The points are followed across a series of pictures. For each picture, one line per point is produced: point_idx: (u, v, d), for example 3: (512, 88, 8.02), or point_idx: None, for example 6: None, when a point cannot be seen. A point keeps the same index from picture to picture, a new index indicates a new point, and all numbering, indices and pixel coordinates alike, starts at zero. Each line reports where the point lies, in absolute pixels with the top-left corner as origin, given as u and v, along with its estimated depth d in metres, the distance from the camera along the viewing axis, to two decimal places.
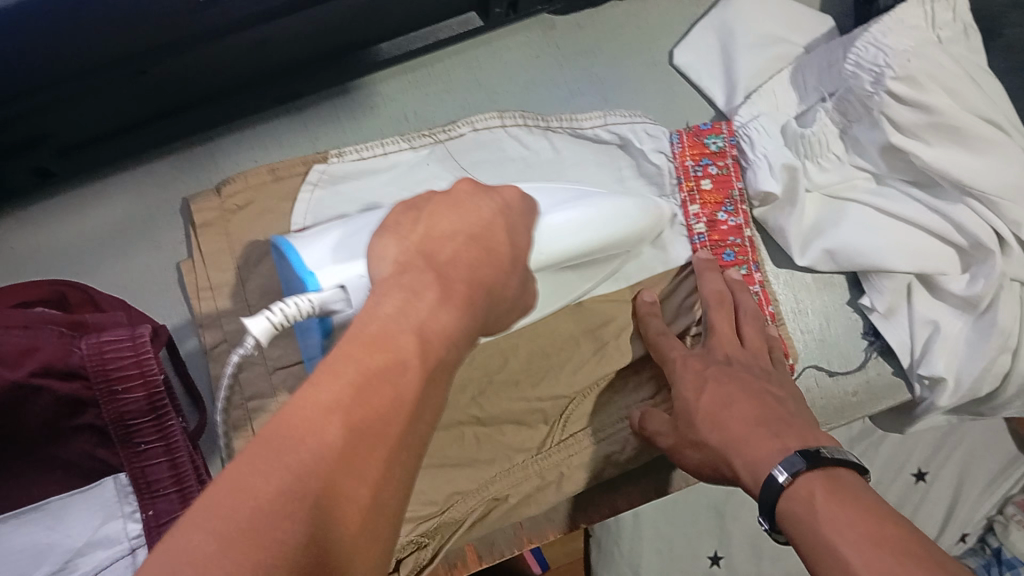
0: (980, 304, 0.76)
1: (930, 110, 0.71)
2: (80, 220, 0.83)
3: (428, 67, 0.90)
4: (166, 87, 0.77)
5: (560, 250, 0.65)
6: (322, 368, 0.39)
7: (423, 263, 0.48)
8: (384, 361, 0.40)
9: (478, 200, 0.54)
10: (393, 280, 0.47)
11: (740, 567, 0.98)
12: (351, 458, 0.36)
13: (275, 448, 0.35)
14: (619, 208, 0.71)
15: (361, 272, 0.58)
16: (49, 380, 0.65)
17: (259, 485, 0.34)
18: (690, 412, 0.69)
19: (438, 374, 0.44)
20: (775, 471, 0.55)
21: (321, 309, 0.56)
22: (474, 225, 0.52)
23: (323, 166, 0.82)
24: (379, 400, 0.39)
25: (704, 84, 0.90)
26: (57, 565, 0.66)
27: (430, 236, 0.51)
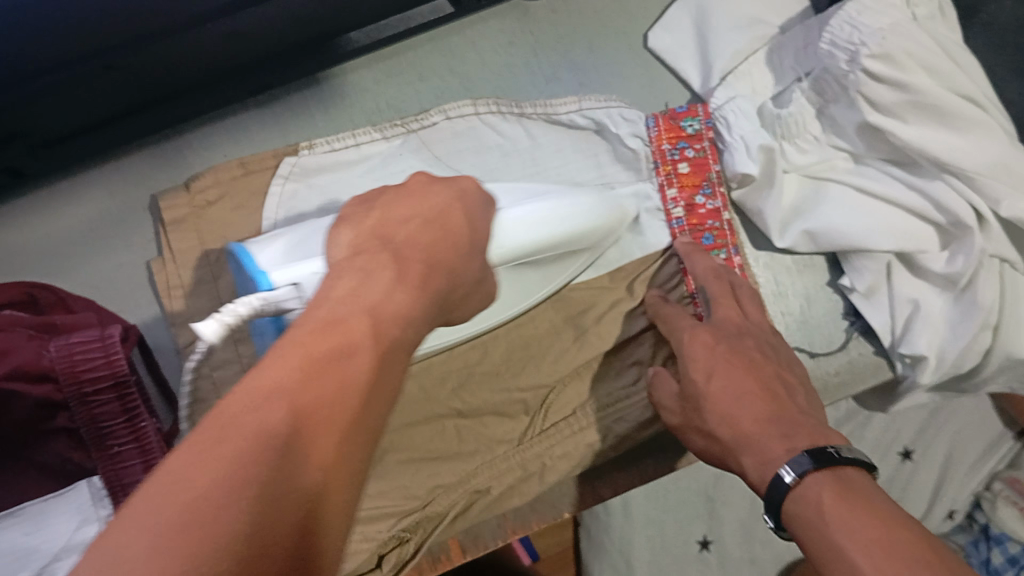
0: (960, 282, 0.75)
1: (906, 87, 0.71)
2: (49, 220, 0.82)
3: (400, 57, 0.89)
4: (134, 84, 0.76)
5: (516, 248, 0.64)
6: (268, 355, 0.38)
7: (379, 246, 0.49)
8: (330, 346, 0.39)
9: (433, 188, 0.55)
10: (346, 262, 0.47)
11: (730, 552, 0.98)
12: (295, 437, 0.34)
13: (211, 435, 0.33)
14: (586, 205, 0.71)
15: (314, 269, 0.56)
16: (20, 384, 0.64)
17: (194, 474, 0.31)
18: (699, 397, 0.66)
19: (395, 358, 0.43)
20: (782, 471, 0.53)
21: (275, 308, 0.54)
22: (440, 216, 0.53)
23: (294, 159, 0.81)
24: (325, 384, 0.37)
25: (680, 66, 0.89)
26: (35, 570, 0.63)
27: (386, 221, 0.52)
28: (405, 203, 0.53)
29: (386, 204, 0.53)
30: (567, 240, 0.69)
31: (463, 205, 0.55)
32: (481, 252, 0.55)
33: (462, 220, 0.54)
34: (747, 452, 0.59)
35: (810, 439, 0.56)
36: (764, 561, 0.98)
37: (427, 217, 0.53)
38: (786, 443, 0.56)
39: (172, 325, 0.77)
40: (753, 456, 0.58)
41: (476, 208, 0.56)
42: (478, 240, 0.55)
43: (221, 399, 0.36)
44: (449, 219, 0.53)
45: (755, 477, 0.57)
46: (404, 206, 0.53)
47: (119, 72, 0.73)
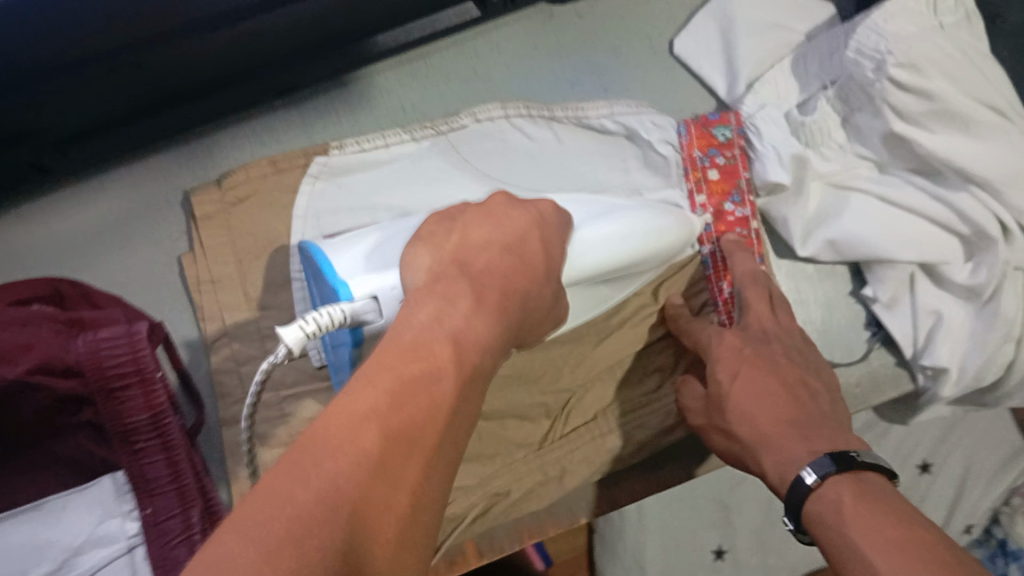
0: (984, 294, 0.75)
1: (932, 96, 0.70)
2: (77, 214, 0.83)
3: (425, 60, 0.90)
4: (162, 80, 0.77)
5: (588, 264, 0.64)
6: (359, 372, 0.40)
7: (458, 273, 0.49)
8: (418, 370, 0.41)
9: (511, 211, 0.54)
10: (425, 289, 0.47)
11: (743, 559, 0.98)
12: (387, 460, 0.37)
13: (308, 454, 0.36)
14: (648, 222, 0.69)
15: (393, 282, 0.55)
16: (45, 377, 0.65)
17: (297, 491, 0.34)
18: (722, 398, 0.66)
19: (475, 381, 0.44)
20: (804, 473, 0.53)
21: (353, 319, 0.53)
22: (513, 240, 0.52)
23: (323, 158, 0.81)
24: (414, 408, 0.39)
25: (704, 73, 0.89)
26: (57, 564, 0.65)
27: (465, 246, 0.51)
28: (481, 228, 0.52)
29: (466, 225, 0.52)
30: (636, 256, 0.68)
31: (539, 232, 0.55)
32: (548, 281, 0.54)
33: (535, 247, 0.54)
34: (763, 450, 0.60)
35: (828, 441, 0.56)
36: (777, 569, 0.99)
37: (505, 242, 0.52)
38: (805, 444, 0.57)
39: (199, 319, 0.78)
40: (770, 457, 0.59)
41: (549, 235, 0.56)
42: (549, 268, 0.54)
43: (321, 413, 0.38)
44: (525, 245, 0.53)
45: (771, 476, 0.58)
46: (480, 230, 0.52)
47: (143, 71, 0.74)
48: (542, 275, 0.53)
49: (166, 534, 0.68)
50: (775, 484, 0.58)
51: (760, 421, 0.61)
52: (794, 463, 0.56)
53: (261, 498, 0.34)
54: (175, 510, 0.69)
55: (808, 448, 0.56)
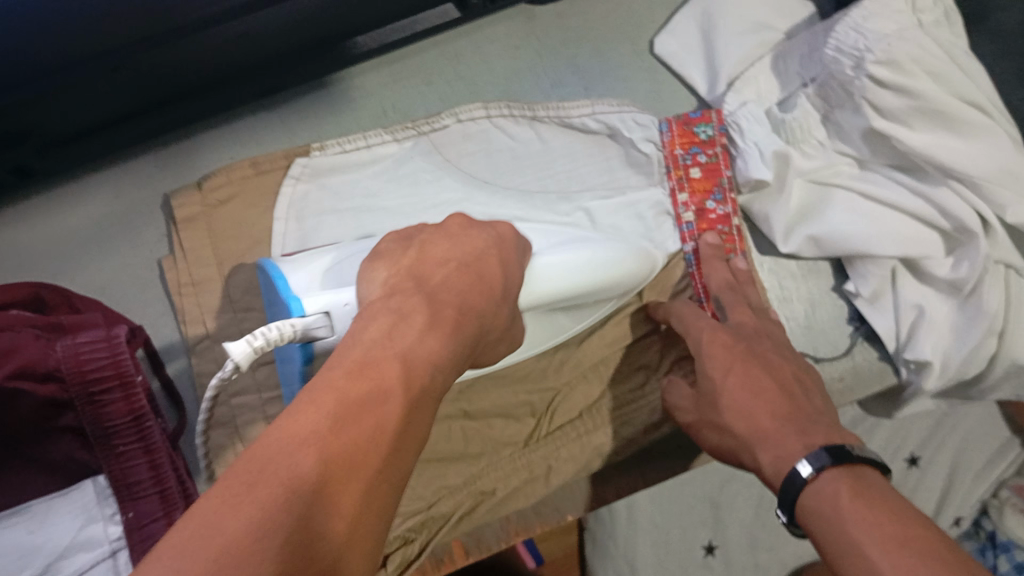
0: (965, 289, 0.75)
1: (913, 94, 0.70)
2: (59, 219, 0.83)
3: (406, 61, 0.89)
4: (143, 85, 0.76)
5: (546, 291, 0.64)
6: (301, 397, 0.39)
7: (414, 289, 0.50)
8: (362, 393, 0.40)
9: (471, 233, 0.57)
10: (380, 303, 0.48)
11: (735, 557, 0.98)
12: (327, 485, 0.36)
13: (246, 476, 0.35)
14: (608, 254, 0.69)
15: (346, 298, 0.56)
16: (25, 384, 0.64)
17: (232, 516, 0.33)
18: (716, 393, 0.65)
19: (425, 401, 0.44)
20: (799, 466, 0.53)
21: (304, 334, 0.54)
22: (474, 261, 0.55)
23: (306, 159, 0.81)
24: (358, 428, 0.39)
25: (687, 72, 0.89)
26: (41, 568, 0.65)
27: (422, 261, 0.54)
28: (440, 245, 0.55)
29: (425, 243, 0.55)
30: (603, 285, 0.69)
31: (497, 252, 0.57)
32: (507, 301, 0.56)
33: (495, 267, 0.56)
34: (761, 445, 0.59)
35: (822, 436, 0.56)
36: (768, 567, 0.98)
37: (461, 262, 0.54)
38: (802, 438, 0.56)
39: (182, 321, 0.78)
40: (766, 450, 0.58)
41: (510, 255, 0.58)
42: (509, 288, 0.57)
43: (257, 440, 0.37)
44: (483, 266, 0.55)
45: (766, 468, 0.57)
46: (439, 248, 0.55)
47: (126, 75, 0.74)
48: (501, 295, 0.55)
49: (150, 537, 0.68)
50: (769, 477, 0.57)
51: (753, 417, 0.61)
52: (789, 457, 0.55)
53: (195, 523, 0.33)
54: (158, 513, 0.69)
55: (806, 443, 0.55)
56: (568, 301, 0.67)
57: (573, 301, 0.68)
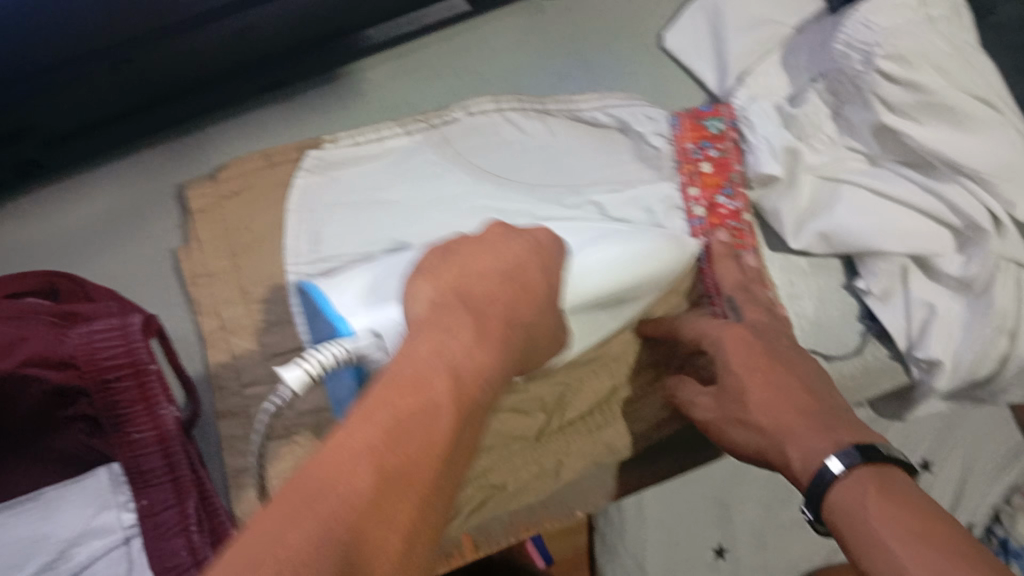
0: (975, 286, 0.76)
1: (923, 89, 0.70)
2: (73, 209, 0.84)
3: (415, 55, 0.90)
4: (157, 76, 0.77)
5: (585, 290, 0.64)
6: (358, 408, 0.40)
7: (460, 305, 0.46)
8: (414, 407, 0.40)
9: (509, 240, 0.51)
10: (426, 318, 0.45)
11: (745, 562, 0.96)
12: (378, 508, 0.37)
13: (297, 501, 0.36)
14: (640, 251, 0.69)
15: (392, 316, 0.56)
16: (39, 370, 0.65)
17: (288, 539, 0.35)
18: (743, 386, 0.63)
19: (471, 413, 0.43)
20: (829, 463, 0.52)
21: (356, 356, 0.54)
22: (517, 268, 0.50)
23: (317, 152, 0.82)
24: (409, 446, 0.39)
25: (697, 68, 0.89)
26: (52, 555, 0.65)
27: (464, 275, 0.48)
28: (481, 256, 0.50)
29: (464, 252, 0.50)
30: (632, 283, 0.68)
31: (539, 256, 0.52)
32: (551, 310, 0.52)
33: (537, 276, 0.51)
34: (785, 441, 0.58)
35: (851, 434, 0.55)
36: (779, 569, 0.96)
37: (505, 273, 0.49)
38: (828, 436, 0.55)
39: (196, 313, 0.79)
40: (794, 446, 0.57)
41: (551, 263, 0.52)
42: (550, 296, 0.52)
43: (310, 457, 0.38)
44: (523, 273, 0.50)
45: (793, 465, 0.56)
46: (482, 259, 0.50)
47: (139, 66, 0.74)
48: (543, 302, 0.51)
49: (162, 525, 0.68)
50: (796, 473, 0.56)
51: (778, 413, 0.60)
52: (816, 452, 0.54)
53: (254, 548, 0.34)
54: (171, 501, 0.69)
55: (831, 439, 0.55)
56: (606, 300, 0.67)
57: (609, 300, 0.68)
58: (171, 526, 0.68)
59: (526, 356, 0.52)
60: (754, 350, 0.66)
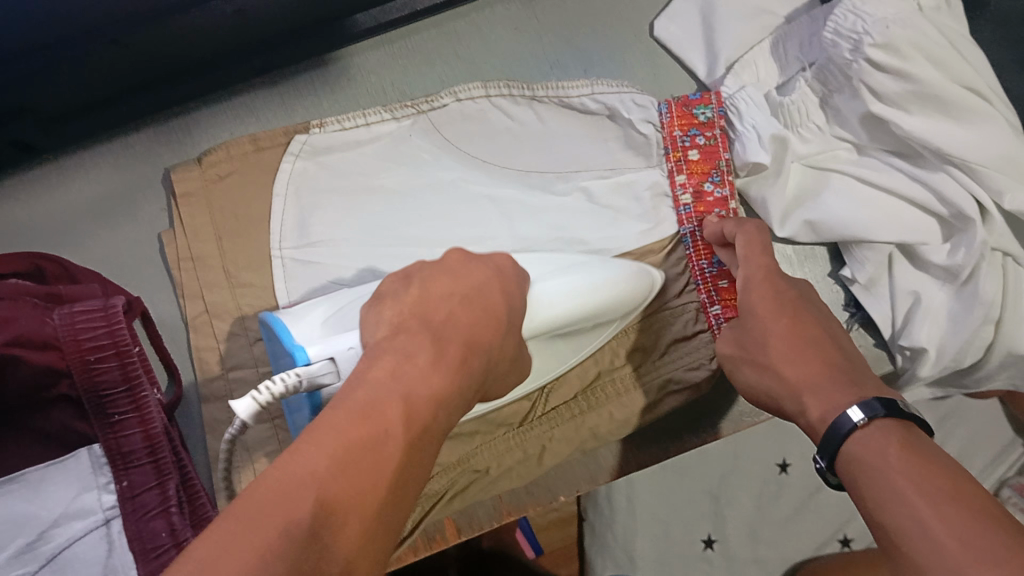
0: (962, 275, 0.75)
1: (908, 77, 0.70)
2: (59, 193, 0.84)
3: (405, 40, 0.90)
4: (141, 58, 0.77)
5: (550, 318, 0.64)
6: (303, 436, 0.38)
7: (420, 326, 0.48)
8: (364, 436, 0.39)
9: (471, 267, 0.55)
10: (384, 343, 0.47)
11: (735, 552, 0.94)
12: (321, 534, 0.35)
13: (248, 517, 0.34)
14: (608, 278, 0.69)
15: (351, 343, 0.55)
16: (22, 351, 0.64)
17: (225, 561, 0.32)
18: (760, 341, 0.63)
19: (426, 441, 0.43)
20: (850, 411, 0.52)
21: (310, 383, 0.53)
22: (475, 291, 0.53)
23: (304, 137, 0.82)
24: (358, 473, 0.37)
25: (686, 55, 0.88)
26: (34, 537, 0.65)
27: (426, 297, 0.51)
28: (441, 280, 0.53)
29: (425, 278, 0.53)
30: (594, 310, 0.68)
31: (498, 282, 0.56)
32: (512, 331, 0.55)
33: (497, 296, 0.54)
34: (807, 393, 0.57)
35: (874, 390, 0.54)
36: (770, 564, 0.94)
37: (465, 293, 0.52)
38: (852, 389, 0.55)
39: (181, 296, 0.80)
40: (814, 398, 0.56)
41: (511, 288, 0.57)
42: (512, 318, 0.55)
43: (250, 483, 0.36)
44: (484, 296, 0.53)
45: (812, 416, 0.56)
46: (441, 282, 0.53)
47: (122, 49, 0.75)
48: (501, 327, 0.53)
49: (143, 507, 0.68)
50: (814, 423, 0.55)
51: (801, 366, 0.59)
52: (836, 405, 0.54)
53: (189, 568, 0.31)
54: (152, 484, 0.69)
55: (856, 392, 0.54)
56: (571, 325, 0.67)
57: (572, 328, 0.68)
58: (152, 507, 0.68)
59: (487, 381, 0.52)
60: (780, 303, 0.64)
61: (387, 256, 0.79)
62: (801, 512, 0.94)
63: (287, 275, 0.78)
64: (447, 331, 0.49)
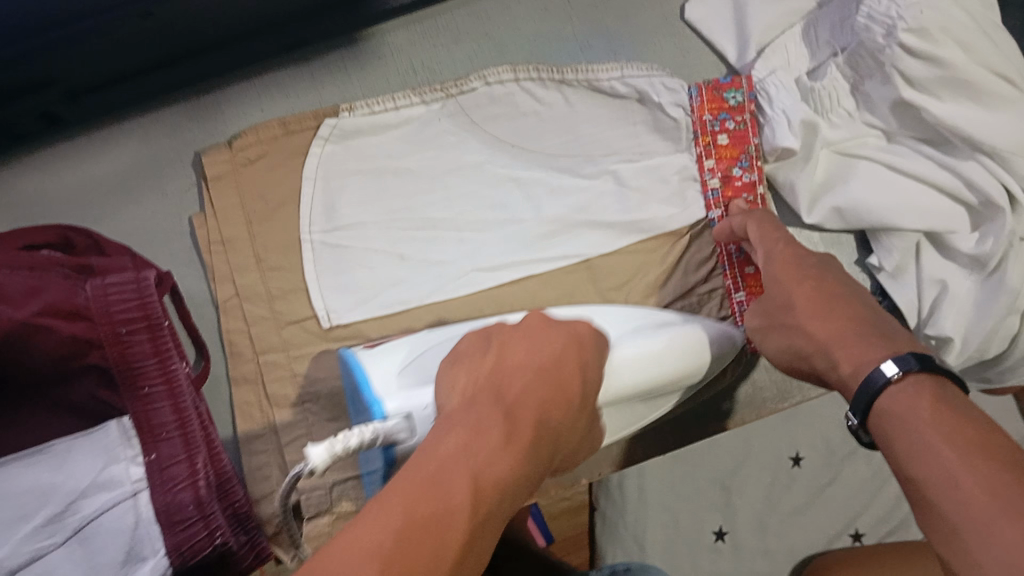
0: (989, 264, 0.75)
1: (941, 62, 0.70)
2: (89, 166, 0.85)
3: (436, 19, 0.90)
4: (171, 31, 0.77)
5: (624, 385, 0.64)
6: (369, 508, 0.37)
7: (493, 399, 0.46)
8: (430, 509, 0.37)
9: (550, 330, 0.53)
10: (458, 412, 0.45)
11: (746, 544, 0.93)
12: None
13: None
14: (679, 341, 0.68)
15: (426, 402, 0.57)
16: (52, 321, 0.64)
17: None
18: (783, 313, 0.62)
19: (491, 524, 0.40)
20: (884, 366, 0.51)
21: (386, 438, 0.54)
22: (552, 363, 0.50)
23: (334, 121, 0.81)
24: (420, 548, 0.36)
25: (715, 39, 0.88)
26: (62, 505, 0.64)
27: (500, 369, 0.49)
28: (520, 350, 0.51)
29: (504, 345, 0.52)
30: (680, 372, 0.68)
31: (575, 353, 0.53)
32: (584, 409, 0.52)
33: (574, 369, 0.51)
34: (829, 350, 0.57)
35: (908, 345, 0.54)
36: (779, 559, 0.93)
37: (539, 365, 0.49)
38: (884, 345, 0.53)
39: (212, 278, 0.80)
40: (844, 351, 0.55)
41: (588, 357, 0.54)
42: (585, 395, 0.52)
43: (317, 550, 0.36)
44: (562, 369, 0.50)
45: (843, 371, 0.55)
46: (519, 352, 0.51)
47: (152, 21, 0.75)
48: (573, 402, 0.50)
49: (172, 479, 0.67)
50: (846, 377, 0.54)
51: (830, 322, 0.58)
52: (869, 359, 0.53)
53: None
54: (180, 456, 0.68)
55: (889, 347, 0.53)
56: (647, 391, 0.66)
57: (649, 393, 0.67)
58: (180, 479, 0.67)
59: (553, 461, 0.49)
60: (805, 270, 0.64)
61: (413, 241, 0.80)
62: (813, 505, 0.93)
63: (317, 258, 0.79)
64: (521, 404, 0.46)
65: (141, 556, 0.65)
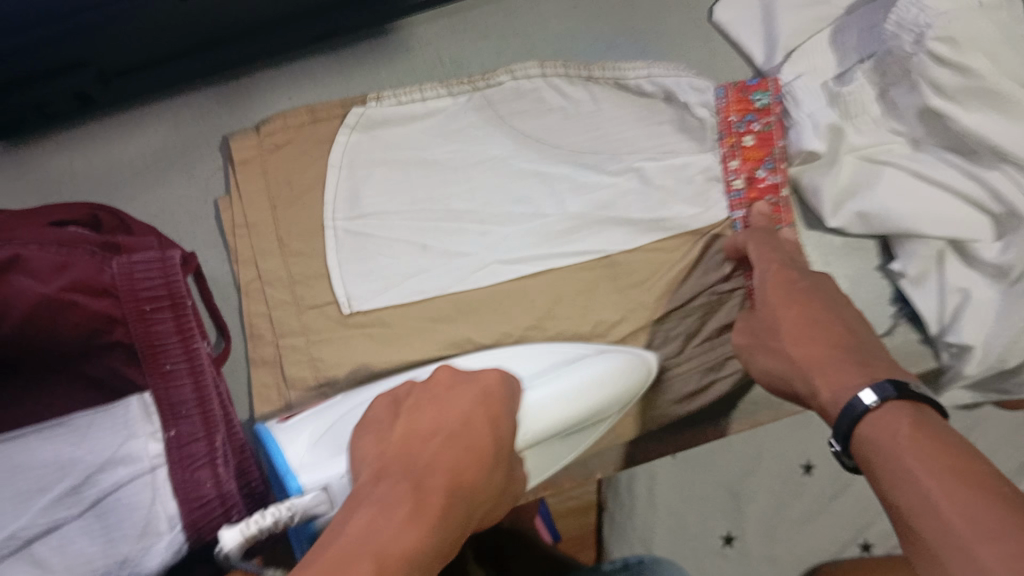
0: (1013, 273, 0.74)
1: (967, 72, 0.69)
2: (118, 147, 0.86)
3: (463, 13, 0.90)
4: (201, 16, 0.77)
5: (538, 429, 0.64)
6: None
7: (401, 474, 0.48)
8: None
9: (459, 388, 0.56)
10: (367, 490, 0.47)
11: (754, 550, 0.92)
12: None
13: None
14: (597, 377, 0.68)
15: (341, 472, 0.59)
16: (79, 298, 0.65)
17: None
18: (775, 320, 0.62)
19: None
20: (862, 394, 0.50)
21: (305, 513, 0.56)
22: (459, 428, 0.52)
23: (361, 109, 0.83)
24: None
25: (743, 41, 0.88)
26: (79, 480, 0.63)
27: (412, 434, 0.53)
28: (428, 415, 0.54)
29: (414, 412, 0.55)
30: (598, 406, 0.69)
31: (484, 411, 0.55)
32: (497, 467, 0.53)
33: (485, 430, 0.53)
34: (815, 372, 0.56)
35: (884, 371, 0.53)
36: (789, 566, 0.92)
37: (448, 433, 0.51)
38: (866, 370, 0.53)
39: (235, 261, 0.82)
40: (824, 377, 0.55)
41: (498, 410, 0.56)
42: (498, 452, 0.53)
43: None
44: (472, 431, 0.52)
45: (823, 397, 0.54)
46: (428, 419, 0.53)
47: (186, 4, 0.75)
48: (485, 461, 0.51)
49: (190, 457, 0.68)
50: (824, 403, 0.54)
51: (811, 346, 0.58)
52: (847, 387, 0.52)
53: None
54: (200, 434, 0.69)
55: (868, 373, 0.52)
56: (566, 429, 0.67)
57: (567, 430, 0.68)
58: (199, 457, 0.68)
59: (474, 525, 0.50)
60: (796, 291, 0.63)
61: (434, 231, 0.80)
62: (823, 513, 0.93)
63: (339, 246, 0.80)
64: (426, 478, 0.47)
65: (155, 530, 0.65)
